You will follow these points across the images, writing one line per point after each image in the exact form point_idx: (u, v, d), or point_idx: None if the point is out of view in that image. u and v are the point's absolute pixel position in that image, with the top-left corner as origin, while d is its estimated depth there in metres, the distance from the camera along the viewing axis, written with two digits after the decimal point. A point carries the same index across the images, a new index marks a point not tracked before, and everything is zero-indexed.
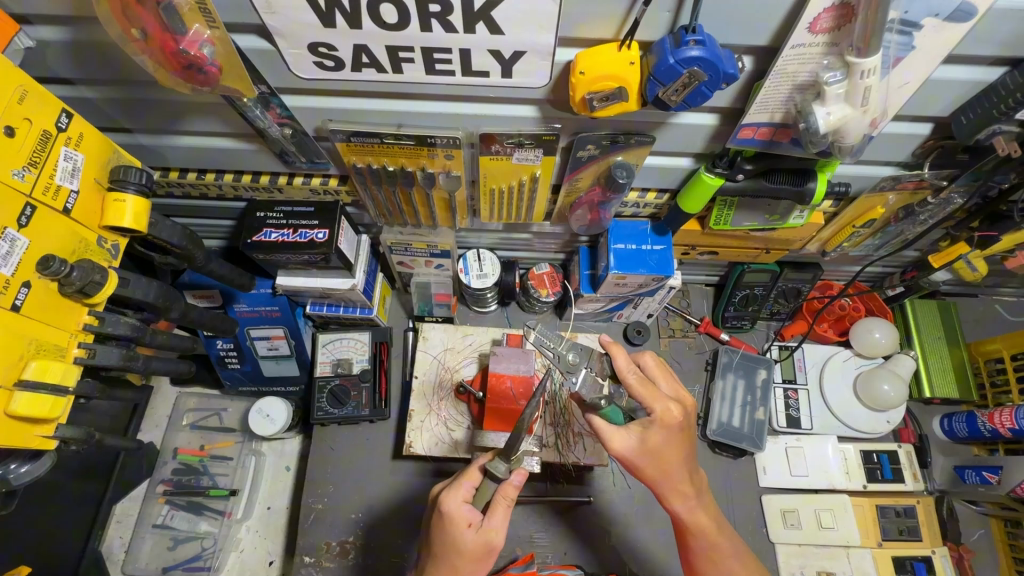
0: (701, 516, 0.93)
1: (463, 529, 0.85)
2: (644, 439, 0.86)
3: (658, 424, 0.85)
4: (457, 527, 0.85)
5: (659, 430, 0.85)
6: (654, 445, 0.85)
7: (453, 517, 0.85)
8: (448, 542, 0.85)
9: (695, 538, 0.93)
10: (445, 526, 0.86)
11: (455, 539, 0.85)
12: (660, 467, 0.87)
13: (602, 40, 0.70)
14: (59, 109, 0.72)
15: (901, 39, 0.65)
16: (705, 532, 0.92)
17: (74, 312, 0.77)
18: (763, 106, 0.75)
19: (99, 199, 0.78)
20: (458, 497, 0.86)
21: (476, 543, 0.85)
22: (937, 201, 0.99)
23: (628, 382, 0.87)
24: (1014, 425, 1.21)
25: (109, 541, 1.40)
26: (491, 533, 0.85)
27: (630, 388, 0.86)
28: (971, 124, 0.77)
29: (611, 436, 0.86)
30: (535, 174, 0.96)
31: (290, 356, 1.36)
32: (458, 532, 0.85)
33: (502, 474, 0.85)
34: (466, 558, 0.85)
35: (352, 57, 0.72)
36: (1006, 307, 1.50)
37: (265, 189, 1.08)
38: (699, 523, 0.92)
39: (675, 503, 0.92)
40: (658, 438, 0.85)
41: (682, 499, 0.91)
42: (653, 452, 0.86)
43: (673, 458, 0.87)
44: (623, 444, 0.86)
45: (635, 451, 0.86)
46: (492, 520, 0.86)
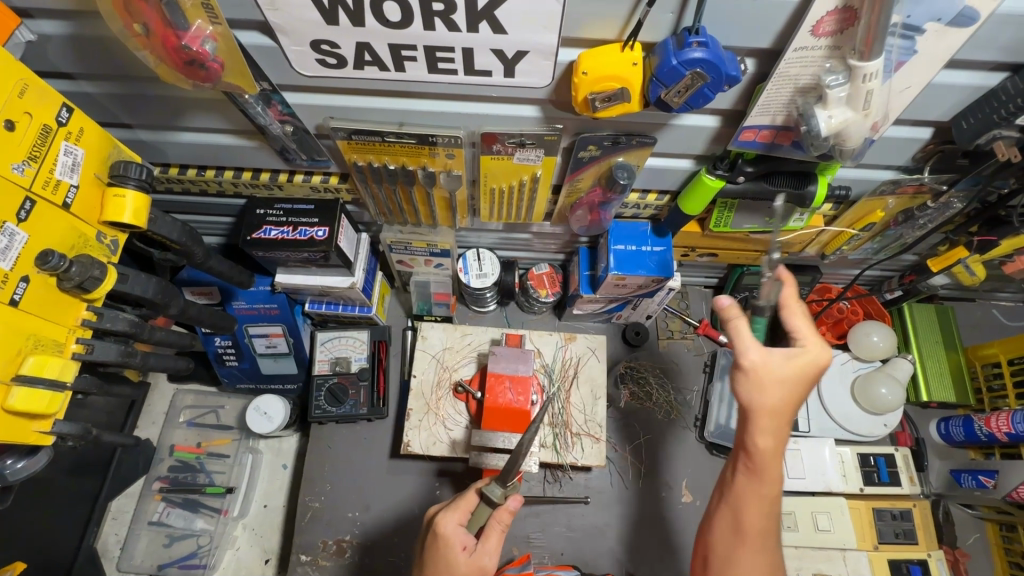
0: (776, 463, 0.78)
1: (458, 551, 0.84)
2: (779, 366, 0.75)
3: (807, 361, 0.75)
4: (451, 549, 0.84)
5: (808, 365, 0.75)
6: (788, 374, 0.75)
7: (448, 539, 0.85)
8: (441, 565, 0.84)
9: (759, 481, 0.78)
10: (439, 548, 0.85)
11: (448, 562, 0.84)
12: (777, 405, 0.75)
13: (605, 41, 0.70)
14: (61, 104, 0.72)
15: (903, 43, 0.65)
16: (767, 477, 0.78)
17: (72, 307, 0.77)
18: (764, 109, 0.75)
19: (99, 194, 0.78)
20: (454, 519, 0.86)
21: (470, 566, 0.84)
22: (936, 206, 0.99)
23: (794, 311, 0.79)
24: (1010, 430, 1.21)
25: (104, 538, 1.40)
26: (484, 557, 0.85)
27: (794, 318, 0.78)
28: (972, 129, 0.77)
29: (743, 348, 0.76)
30: (536, 174, 0.96)
31: (288, 353, 1.35)
32: (452, 554, 0.84)
33: (499, 497, 0.84)
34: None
35: (354, 54, 0.72)
36: (1003, 312, 1.50)
37: (265, 186, 1.08)
38: (770, 467, 0.78)
39: (763, 437, 0.76)
40: (793, 370, 0.75)
41: (772, 439, 0.77)
42: (757, 378, 0.75)
43: (791, 395, 0.75)
44: (750, 353, 0.76)
45: (721, 396, 0.76)
46: (486, 544, 0.86)
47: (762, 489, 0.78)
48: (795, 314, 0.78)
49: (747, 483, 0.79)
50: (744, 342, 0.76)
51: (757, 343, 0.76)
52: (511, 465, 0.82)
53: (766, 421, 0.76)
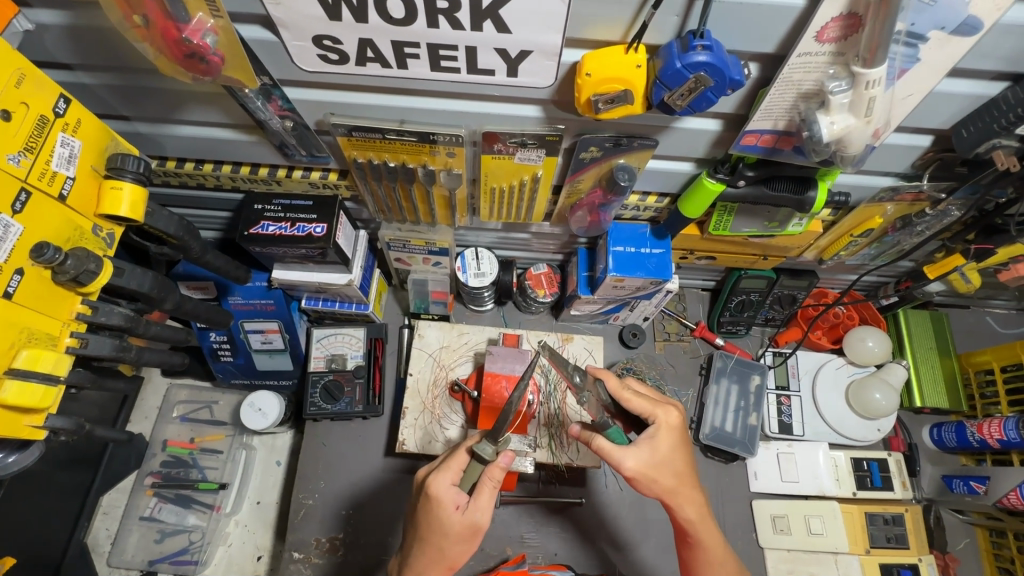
0: (709, 525, 0.90)
1: (451, 511, 0.83)
2: (652, 453, 0.86)
3: (663, 433, 0.87)
4: (443, 509, 0.83)
5: (666, 436, 0.87)
6: (662, 454, 0.86)
7: (440, 499, 0.84)
8: (434, 525, 0.84)
9: (705, 547, 0.91)
10: (431, 507, 0.84)
11: (441, 520, 0.84)
12: (673, 480, 0.86)
13: (609, 42, 0.70)
14: (58, 95, 0.71)
15: (907, 51, 0.65)
16: (708, 543, 0.90)
17: (67, 300, 0.76)
18: (767, 113, 0.75)
19: (95, 186, 0.77)
20: (446, 479, 0.85)
21: (462, 524, 0.84)
22: (934, 213, 1.00)
23: (627, 398, 0.89)
24: (1003, 437, 1.22)
25: (94, 532, 1.39)
26: (477, 513, 0.84)
27: (633, 404, 0.89)
28: (973, 137, 0.78)
29: (621, 460, 0.85)
30: (536, 174, 0.96)
31: (284, 350, 1.35)
32: (444, 514, 0.83)
33: (490, 455, 0.84)
34: (452, 540, 0.84)
35: (357, 51, 0.72)
36: (996, 319, 1.51)
37: (264, 181, 1.07)
38: (705, 533, 0.90)
39: (684, 510, 0.88)
40: (665, 446, 0.86)
41: (692, 506, 0.89)
42: (647, 471, 0.85)
43: (678, 467, 0.87)
44: (634, 462, 0.85)
45: (647, 463, 0.85)
46: (479, 501, 0.84)
47: (711, 553, 0.91)
48: (630, 399, 0.90)
49: (695, 551, 0.92)
50: (617, 453, 0.85)
51: (626, 449, 0.85)
52: (503, 419, 0.83)
53: (680, 497, 0.88)
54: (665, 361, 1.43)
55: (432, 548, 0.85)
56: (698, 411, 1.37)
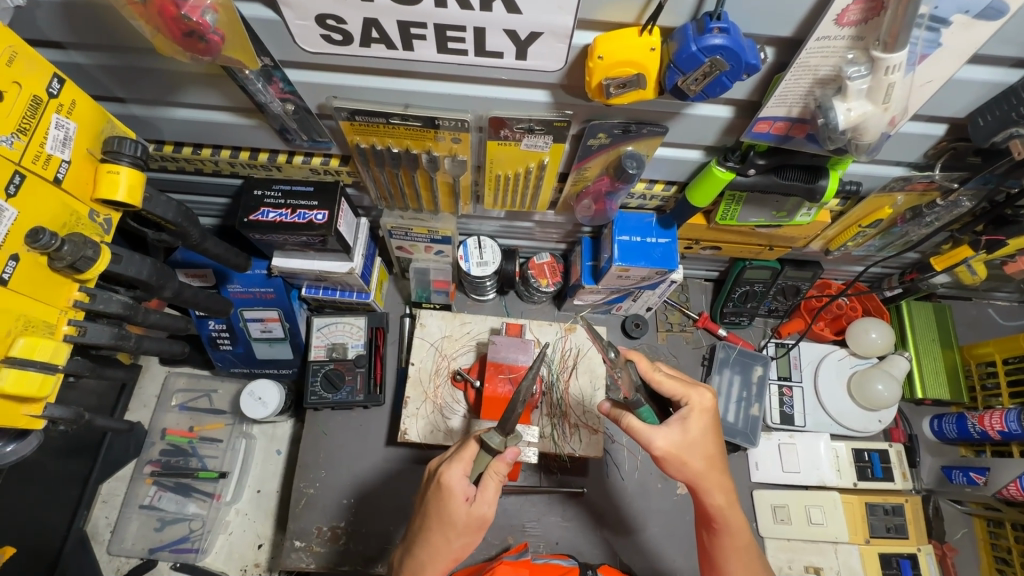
0: (735, 512, 0.90)
1: (461, 503, 0.83)
2: (684, 436, 0.85)
3: (694, 416, 0.86)
4: (455, 500, 0.83)
5: (699, 418, 0.86)
6: (693, 436, 0.86)
7: (451, 488, 0.83)
8: (443, 515, 0.84)
9: (729, 533, 0.90)
10: (442, 497, 0.83)
11: (450, 512, 0.83)
12: (703, 465, 0.86)
13: (623, 25, 0.68)
14: (51, 74, 0.68)
15: (929, 36, 0.63)
16: (733, 528, 0.90)
17: (63, 287, 0.73)
18: (781, 99, 0.73)
19: (92, 170, 0.75)
20: (459, 471, 0.83)
21: (470, 516, 0.84)
22: (945, 204, 0.99)
23: (657, 379, 0.89)
24: (1004, 429, 1.23)
25: (94, 521, 1.37)
26: (484, 506, 0.85)
27: (664, 384, 0.88)
28: (989, 126, 0.76)
29: (650, 437, 0.85)
30: (543, 161, 0.94)
31: (284, 338, 1.33)
32: (453, 504, 0.83)
33: (498, 445, 0.83)
34: (460, 532, 0.85)
35: (361, 31, 0.69)
36: (999, 312, 1.51)
37: (263, 167, 1.05)
38: (732, 518, 0.89)
39: (713, 496, 0.88)
40: (696, 428, 0.86)
41: (720, 492, 0.88)
42: (676, 453, 0.85)
43: (709, 451, 0.86)
44: (664, 442, 0.84)
45: (679, 444, 0.85)
46: (485, 494, 0.85)
47: (735, 539, 0.90)
48: (660, 380, 0.89)
49: (717, 537, 0.92)
50: (647, 431, 0.85)
51: (657, 428, 0.85)
52: (511, 410, 0.82)
53: (709, 482, 0.87)
54: (667, 351, 1.42)
55: (438, 540, 0.85)
56: None
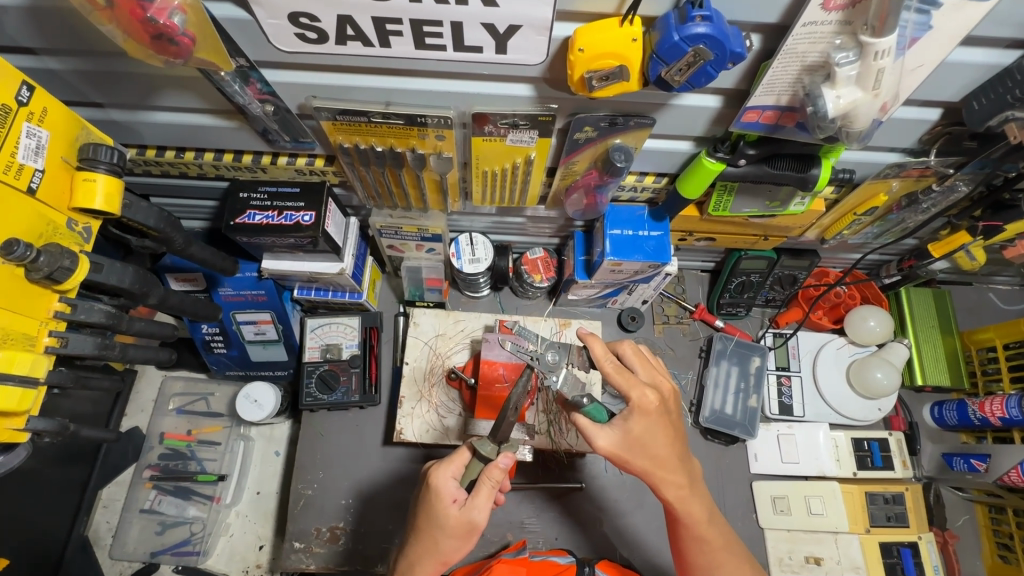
0: (691, 503, 0.88)
1: (449, 504, 0.83)
2: (626, 435, 0.83)
3: (635, 413, 0.82)
4: (441, 503, 0.83)
5: (640, 419, 0.82)
6: (637, 436, 0.82)
7: (438, 491, 0.83)
8: (432, 517, 0.84)
9: (686, 525, 0.89)
10: (432, 500, 0.84)
11: (439, 514, 0.83)
12: (649, 462, 0.84)
13: (604, 15, 0.66)
14: (20, 82, 0.67)
15: (918, 18, 0.61)
16: (690, 520, 0.88)
17: (42, 298, 0.72)
18: (769, 88, 0.71)
19: (68, 179, 0.74)
20: (447, 471, 0.85)
21: (461, 520, 0.83)
22: (942, 189, 0.97)
23: (606, 369, 0.83)
24: (1004, 415, 1.21)
25: (95, 525, 1.38)
26: (474, 512, 0.83)
27: (609, 376, 0.83)
28: (983, 110, 0.75)
29: (592, 436, 0.84)
30: (530, 156, 0.92)
31: (278, 340, 1.32)
32: (442, 507, 0.83)
33: (490, 453, 0.85)
34: (447, 534, 0.83)
35: (335, 28, 0.68)
36: (999, 296, 1.49)
37: (248, 168, 1.04)
38: (688, 511, 0.88)
39: (664, 490, 0.87)
40: (639, 428, 0.82)
41: (672, 486, 0.87)
42: (622, 452, 0.83)
43: (655, 450, 0.83)
44: (606, 442, 0.83)
45: (621, 444, 0.83)
46: (477, 499, 0.83)
47: (692, 530, 0.89)
48: (608, 369, 0.83)
49: (678, 528, 0.91)
50: (591, 429, 0.84)
51: (599, 429, 0.84)
52: (503, 417, 0.86)
53: (658, 477, 0.86)
54: (664, 344, 1.41)
55: (427, 542, 0.84)
56: (698, 394, 1.36)
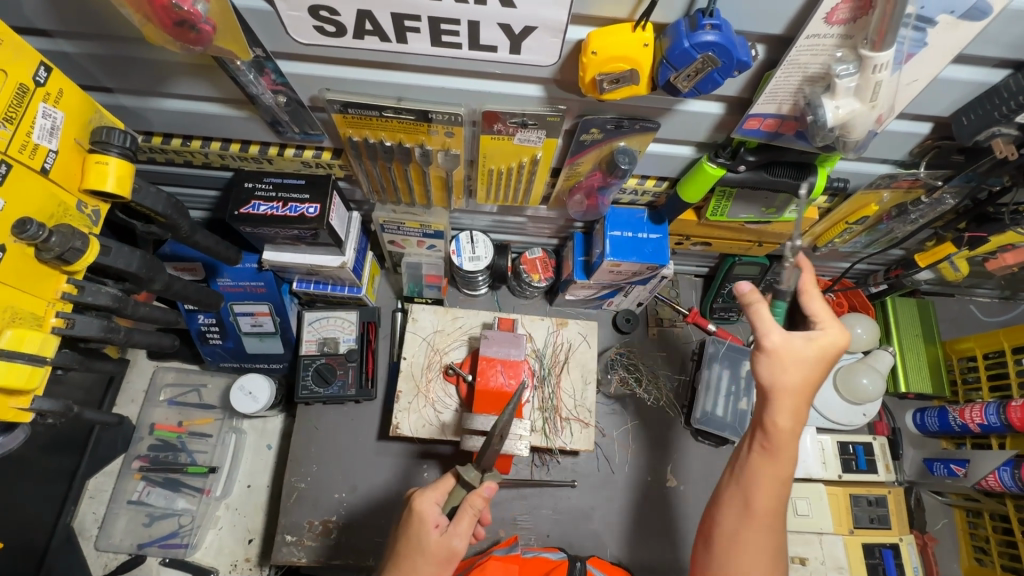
0: (794, 442, 0.79)
1: (431, 529, 0.84)
2: (802, 354, 0.77)
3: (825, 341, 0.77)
4: (425, 526, 0.85)
5: (824, 350, 0.77)
6: (811, 354, 0.77)
7: (422, 515, 0.85)
8: (413, 543, 0.84)
9: (778, 459, 0.80)
10: (414, 526, 0.85)
11: (421, 538, 0.84)
12: (797, 382, 0.77)
13: (616, 20, 0.69)
14: (37, 62, 0.67)
15: (915, 35, 0.64)
16: (782, 457, 0.79)
17: (51, 279, 0.73)
18: (771, 96, 0.74)
19: (80, 161, 0.74)
20: (431, 497, 0.87)
21: (443, 547, 0.84)
22: (930, 201, 1.01)
23: (813, 294, 0.81)
24: (983, 421, 1.26)
25: (81, 516, 1.36)
26: (455, 539, 0.85)
27: (814, 303, 0.80)
28: (973, 125, 0.78)
29: (770, 327, 0.77)
30: (535, 156, 0.94)
31: (274, 333, 1.32)
32: (425, 532, 0.84)
33: (473, 478, 0.87)
34: (428, 561, 0.83)
35: (354, 23, 0.69)
36: (980, 308, 1.55)
37: (254, 159, 1.04)
38: (788, 446, 0.79)
39: (780, 416, 0.78)
40: (816, 350, 0.77)
41: (792, 417, 0.78)
42: (776, 356, 0.77)
43: (813, 378, 0.77)
44: (773, 338, 0.77)
45: (790, 352, 0.77)
46: (458, 526, 0.86)
47: (778, 466, 0.80)
48: (813, 297, 0.81)
49: (761, 459, 0.80)
50: (764, 323, 0.78)
51: (779, 324, 0.78)
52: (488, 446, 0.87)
53: (788, 401, 0.77)
54: (657, 346, 1.44)
55: (406, 569, 0.83)
56: (691, 397, 1.34)
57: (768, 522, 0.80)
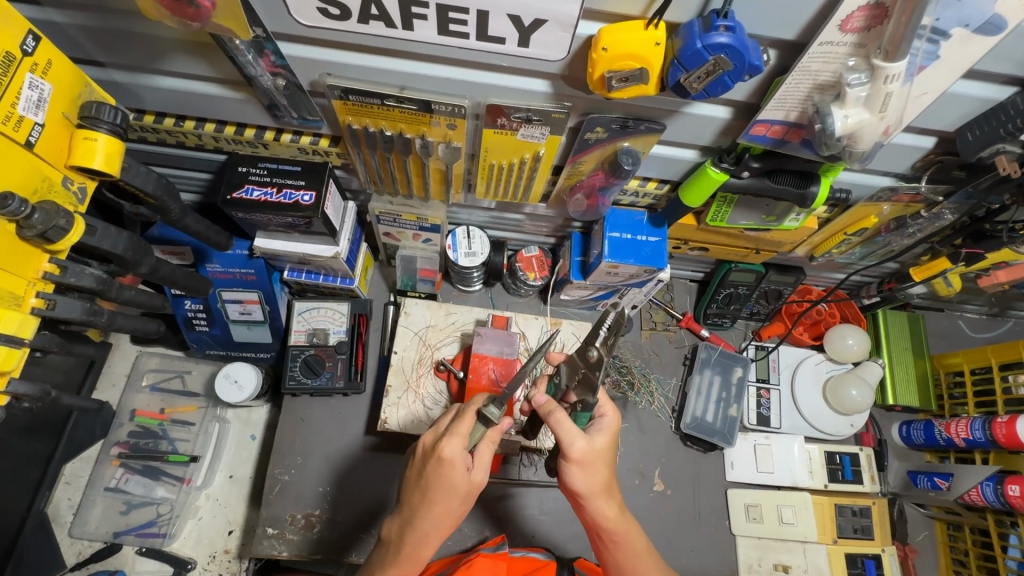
0: (626, 519, 0.87)
1: (462, 472, 0.80)
2: (600, 444, 0.83)
3: (607, 428, 0.85)
4: (455, 471, 0.80)
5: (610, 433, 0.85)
6: (603, 448, 0.84)
7: (453, 462, 0.80)
8: (444, 487, 0.80)
9: (625, 543, 0.86)
10: (442, 471, 0.80)
11: (451, 481, 0.80)
12: (594, 479, 0.83)
13: (628, 17, 0.67)
14: (26, 30, 0.64)
15: (928, 47, 0.64)
16: (630, 535, 0.87)
17: (32, 258, 0.70)
18: (780, 103, 0.73)
19: (68, 136, 0.71)
20: (459, 444, 0.80)
21: (470, 485, 0.82)
22: (929, 216, 1.01)
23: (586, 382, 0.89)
24: (969, 436, 1.27)
25: (56, 502, 1.33)
26: (481, 472, 0.83)
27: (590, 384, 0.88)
28: (977, 141, 0.78)
29: (571, 441, 0.81)
30: (538, 153, 0.93)
31: (263, 322, 1.29)
32: (456, 476, 0.80)
33: (497, 418, 0.82)
34: (461, 500, 0.82)
35: (359, 7, 0.67)
36: (968, 324, 1.56)
37: (250, 143, 1.01)
38: (625, 526, 0.86)
39: (606, 507, 0.84)
40: (606, 441, 0.85)
41: (613, 502, 0.85)
42: (587, 461, 0.82)
43: (605, 464, 0.85)
44: (580, 449, 0.81)
45: (579, 457, 0.81)
46: (482, 460, 0.83)
47: (630, 546, 0.87)
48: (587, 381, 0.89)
49: (615, 547, 0.87)
50: (568, 433, 0.81)
51: (577, 431, 0.81)
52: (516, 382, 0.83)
53: (602, 492, 0.84)
54: (650, 349, 1.44)
55: (439, 510, 0.81)
56: (680, 401, 1.38)
57: None
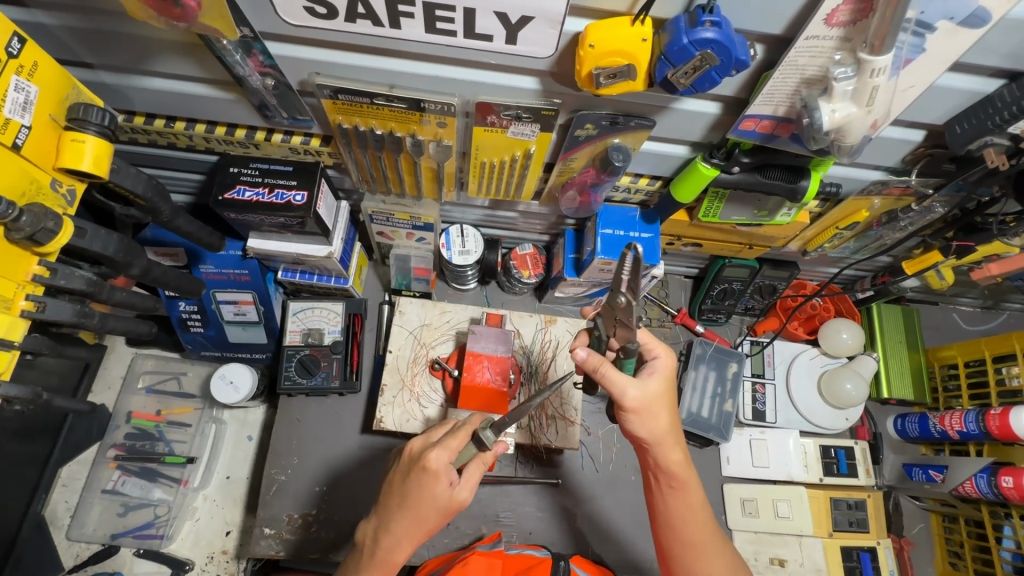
0: (689, 468, 0.88)
1: (444, 487, 0.81)
2: (656, 389, 0.84)
3: (661, 370, 0.85)
4: (437, 485, 0.80)
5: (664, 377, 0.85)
6: (662, 395, 0.84)
7: (436, 474, 0.80)
8: (424, 498, 0.81)
9: (686, 491, 0.88)
10: (425, 481, 0.80)
11: (433, 493, 0.80)
12: (656, 427, 0.85)
13: (615, 13, 0.67)
14: (11, 32, 0.64)
15: (914, 40, 0.64)
16: (690, 484, 0.88)
17: (20, 261, 0.70)
18: (768, 98, 0.73)
19: (55, 138, 0.71)
20: (445, 456, 0.81)
21: (450, 500, 0.82)
22: (920, 209, 1.01)
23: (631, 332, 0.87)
24: (963, 428, 1.27)
25: (53, 505, 1.33)
26: (463, 492, 0.83)
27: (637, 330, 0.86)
28: (966, 134, 0.78)
29: (624, 389, 0.82)
30: (529, 150, 0.93)
31: (257, 322, 1.29)
32: (438, 490, 0.81)
33: (491, 442, 0.80)
34: (438, 514, 0.82)
35: (346, 5, 0.67)
36: (963, 317, 1.57)
37: (241, 143, 1.01)
38: (686, 475, 0.88)
39: (671, 452, 0.86)
40: (662, 388, 0.84)
41: (678, 449, 0.87)
42: (645, 408, 0.83)
43: (670, 413, 0.86)
44: (636, 396, 0.82)
45: (639, 402, 0.82)
46: (467, 480, 0.84)
47: (687, 496, 0.88)
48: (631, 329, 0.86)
49: (672, 495, 0.88)
50: (622, 382, 0.82)
51: (632, 380, 0.82)
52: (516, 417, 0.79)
53: (667, 440, 0.86)
54: None
55: (411, 519, 0.82)
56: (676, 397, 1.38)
57: (712, 544, 0.88)
